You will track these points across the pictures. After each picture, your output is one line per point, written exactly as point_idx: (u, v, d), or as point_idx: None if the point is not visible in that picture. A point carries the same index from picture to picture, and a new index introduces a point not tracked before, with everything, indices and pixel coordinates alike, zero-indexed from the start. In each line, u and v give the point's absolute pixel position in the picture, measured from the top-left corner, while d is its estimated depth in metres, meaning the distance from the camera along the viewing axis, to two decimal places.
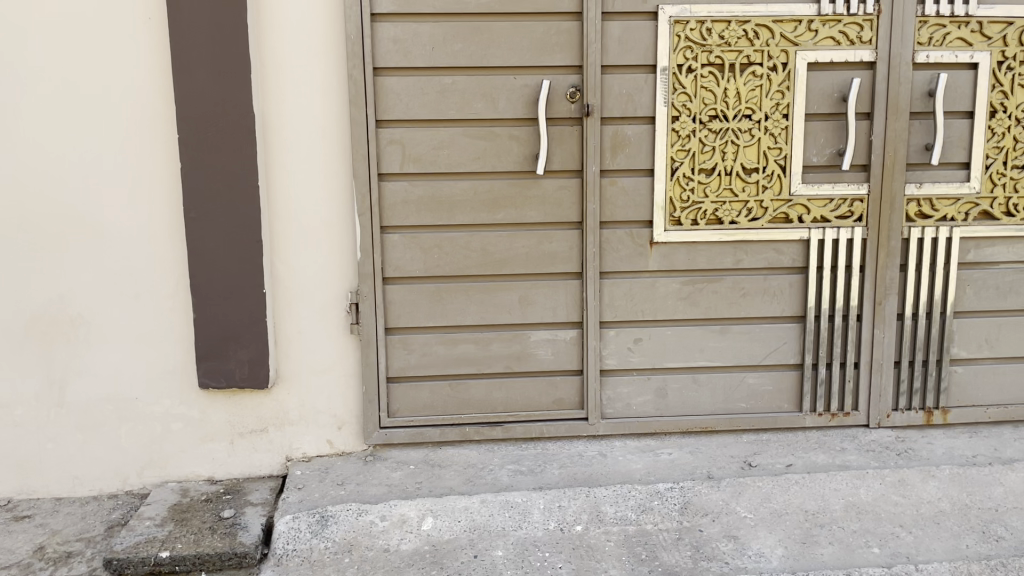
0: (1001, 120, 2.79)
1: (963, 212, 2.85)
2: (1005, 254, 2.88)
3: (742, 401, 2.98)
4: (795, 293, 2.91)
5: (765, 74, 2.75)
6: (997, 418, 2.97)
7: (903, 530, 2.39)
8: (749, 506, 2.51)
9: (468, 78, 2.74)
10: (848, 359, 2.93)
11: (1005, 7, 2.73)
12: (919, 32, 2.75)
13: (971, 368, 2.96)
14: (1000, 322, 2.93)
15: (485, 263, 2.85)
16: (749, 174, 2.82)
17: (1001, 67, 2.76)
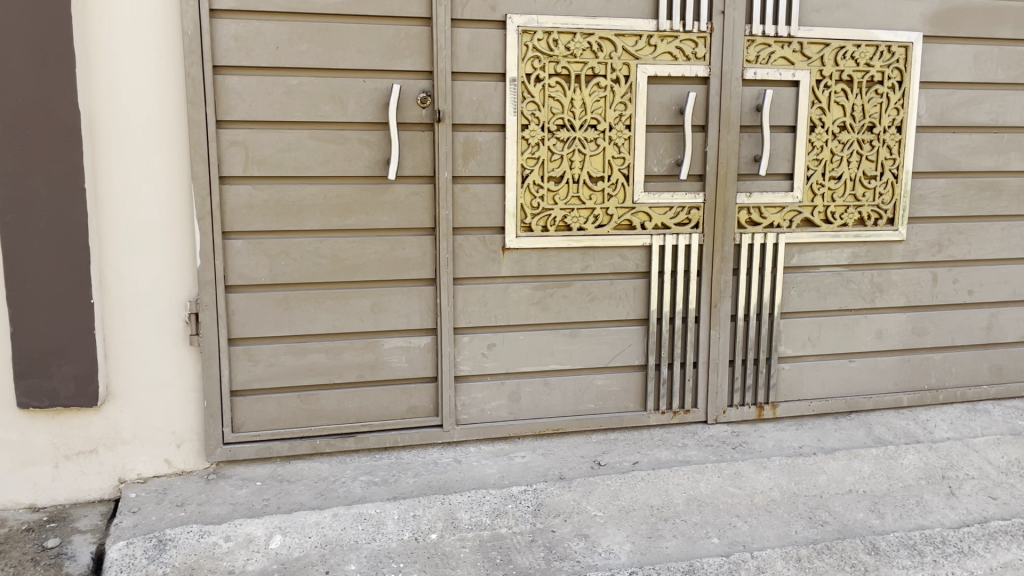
0: (819, 135, 3.01)
1: (788, 220, 3.05)
2: (824, 259, 3.12)
3: (592, 402, 3.06)
4: (639, 297, 3.02)
5: (609, 86, 2.84)
6: (820, 410, 3.21)
7: (739, 519, 2.53)
8: (599, 505, 2.58)
9: (315, 80, 2.66)
10: (687, 359, 3.08)
11: (822, 30, 2.94)
12: (747, 50, 2.92)
13: (797, 365, 3.18)
14: (821, 321, 3.16)
15: (334, 270, 2.78)
16: (595, 183, 2.91)
17: (819, 85, 2.98)
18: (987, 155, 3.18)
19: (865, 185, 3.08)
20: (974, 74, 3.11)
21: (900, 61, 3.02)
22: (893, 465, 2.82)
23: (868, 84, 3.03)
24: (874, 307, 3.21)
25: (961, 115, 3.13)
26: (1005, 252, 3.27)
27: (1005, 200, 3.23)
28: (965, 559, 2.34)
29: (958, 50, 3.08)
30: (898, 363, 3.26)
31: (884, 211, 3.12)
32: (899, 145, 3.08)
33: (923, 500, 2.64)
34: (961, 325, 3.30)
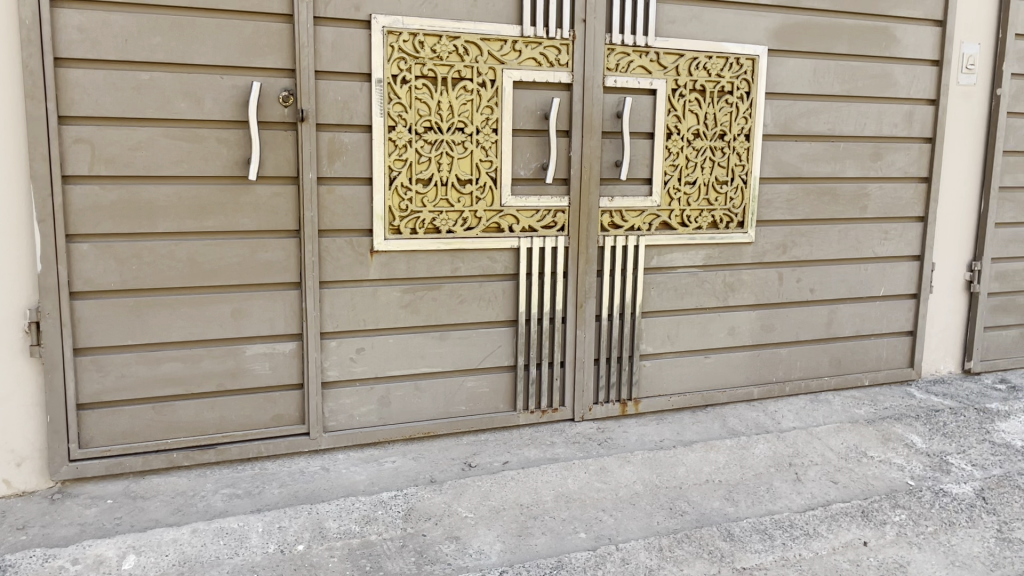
0: (675, 141, 3.15)
1: (647, 223, 3.18)
2: (681, 260, 3.26)
3: (462, 404, 3.07)
4: (508, 299, 3.06)
5: (475, 89, 2.86)
6: (678, 405, 3.35)
7: (605, 513, 2.57)
8: (469, 506, 2.58)
9: (168, 75, 2.54)
10: (555, 359, 3.14)
11: (676, 41, 3.08)
12: (607, 59, 3.01)
13: (657, 362, 3.30)
14: (679, 320, 3.30)
15: (191, 275, 2.65)
16: (463, 185, 2.92)
17: (674, 94, 3.12)
18: (826, 162, 3.42)
19: (717, 190, 3.25)
20: (814, 87, 3.34)
21: (748, 72, 3.20)
22: (745, 455, 2.97)
23: (719, 94, 3.19)
24: (727, 306, 3.38)
25: (803, 124, 3.35)
26: (842, 253, 3.53)
27: (841, 204, 3.48)
28: (810, 540, 2.44)
29: (799, 64, 3.29)
30: (749, 358, 3.46)
31: (734, 215, 3.30)
32: (748, 152, 3.26)
33: (772, 487, 2.76)
34: (804, 321, 3.53)
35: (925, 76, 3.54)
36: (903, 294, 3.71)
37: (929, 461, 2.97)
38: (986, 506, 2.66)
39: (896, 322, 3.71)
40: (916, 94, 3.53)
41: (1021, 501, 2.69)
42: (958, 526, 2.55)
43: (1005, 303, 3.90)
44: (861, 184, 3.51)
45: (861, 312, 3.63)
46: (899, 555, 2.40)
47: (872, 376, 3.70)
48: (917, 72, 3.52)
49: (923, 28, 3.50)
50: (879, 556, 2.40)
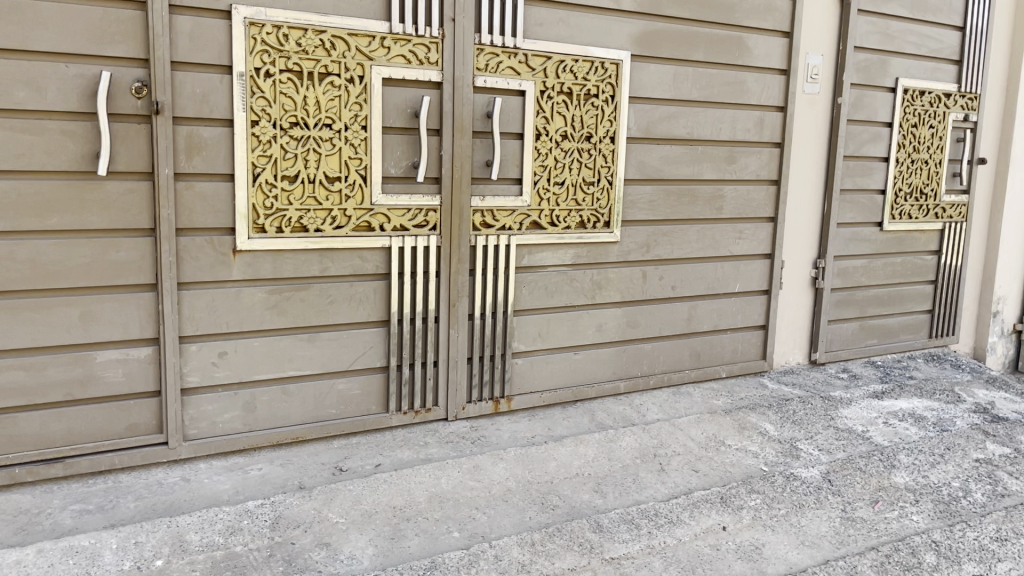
0: (544, 143, 3.20)
1: (518, 223, 3.21)
2: (551, 259, 3.32)
3: (332, 408, 3.00)
4: (379, 299, 3.01)
5: (343, 85, 2.80)
6: (549, 400, 3.41)
7: (478, 511, 2.58)
8: (340, 511, 2.52)
9: (5, 61, 2.34)
10: (427, 359, 3.12)
11: (544, 43, 3.13)
12: (477, 59, 3.02)
13: (529, 359, 3.35)
14: (549, 318, 3.36)
15: (33, 277, 2.46)
16: (332, 183, 2.85)
17: (543, 96, 3.16)
18: (686, 164, 3.57)
19: (585, 190, 3.33)
20: (674, 92, 3.47)
21: (612, 76, 3.30)
22: (613, 447, 3.06)
23: (586, 97, 3.26)
24: (595, 303, 3.47)
25: (664, 128, 3.48)
26: (701, 251, 3.69)
27: (699, 205, 3.64)
28: (674, 528, 2.54)
29: (659, 69, 3.42)
30: (616, 354, 3.56)
31: (602, 215, 3.39)
32: (613, 154, 3.36)
33: (638, 477, 2.85)
34: (667, 317, 3.67)
35: (775, 84, 3.76)
36: (756, 290, 3.92)
37: (781, 447, 3.15)
38: (831, 488, 2.86)
39: (750, 316, 3.93)
40: (767, 100, 3.75)
41: (862, 482, 2.91)
42: (807, 507, 2.73)
43: (846, 298, 4.20)
44: (717, 186, 3.68)
45: (719, 307, 3.82)
46: (755, 538, 2.54)
47: (729, 368, 3.90)
48: (768, 80, 3.73)
49: (773, 39, 3.71)
50: (736, 539, 2.53)
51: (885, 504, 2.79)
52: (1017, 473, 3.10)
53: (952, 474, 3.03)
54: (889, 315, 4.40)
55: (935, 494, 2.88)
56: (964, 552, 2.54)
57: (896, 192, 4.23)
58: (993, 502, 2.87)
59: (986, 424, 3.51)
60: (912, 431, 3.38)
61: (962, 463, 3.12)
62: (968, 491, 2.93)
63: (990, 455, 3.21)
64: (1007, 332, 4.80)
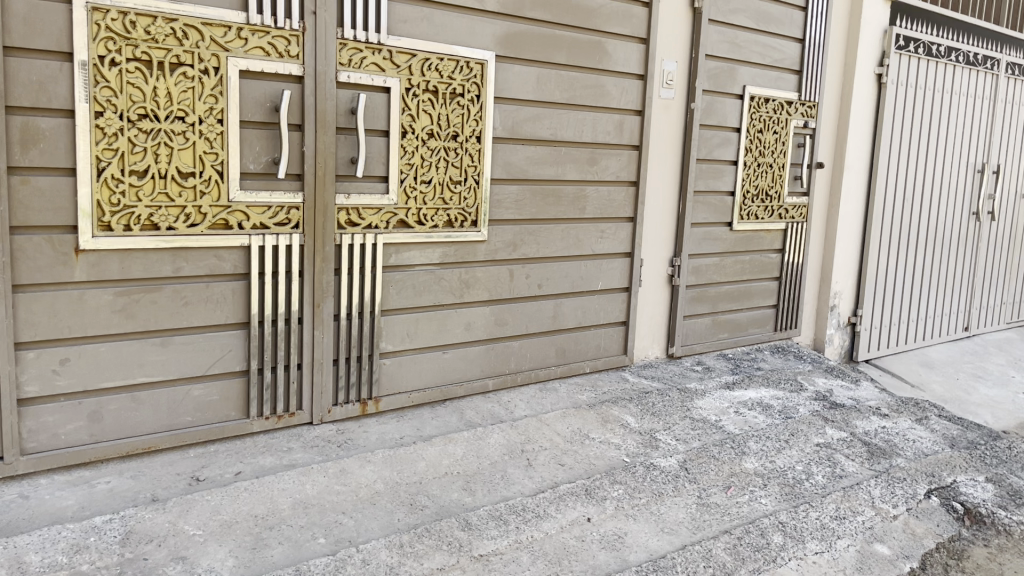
0: (410, 141, 3.18)
1: (384, 221, 3.17)
2: (418, 258, 3.30)
3: (188, 415, 2.86)
4: (239, 300, 2.90)
5: (197, 76, 2.67)
6: (417, 401, 3.39)
7: (345, 516, 2.52)
8: (197, 523, 2.40)
9: None
10: (291, 361, 3.03)
11: (409, 41, 3.10)
12: (340, 54, 2.95)
13: (397, 359, 3.31)
14: (417, 318, 3.34)
15: None
16: (185, 179, 2.71)
17: (408, 93, 3.14)
18: (549, 165, 3.63)
19: (452, 189, 3.33)
20: (538, 93, 3.53)
21: (477, 76, 3.31)
22: (481, 445, 3.07)
23: (452, 96, 3.26)
24: (462, 302, 3.47)
25: (529, 128, 3.53)
26: (565, 250, 3.77)
27: (563, 205, 3.72)
28: (541, 522, 2.58)
29: (523, 70, 3.47)
30: (484, 352, 3.58)
31: (469, 214, 3.40)
32: (479, 153, 3.37)
33: (506, 474, 2.88)
34: (533, 315, 3.73)
35: (633, 89, 3.89)
36: (617, 288, 4.05)
37: (641, 438, 3.27)
38: (688, 476, 2.99)
39: (612, 313, 4.05)
40: (626, 104, 3.88)
41: (716, 469, 3.07)
42: (666, 495, 2.84)
43: (700, 294, 4.41)
44: (580, 186, 3.78)
45: (582, 305, 3.92)
46: (617, 527, 2.63)
47: (593, 363, 4.01)
48: (627, 85, 3.86)
49: (631, 45, 3.84)
50: (600, 530, 2.60)
51: (737, 488, 2.95)
52: (853, 455, 3.37)
53: (796, 458, 3.25)
54: (740, 310, 4.65)
55: (781, 478, 3.08)
56: (807, 531, 2.73)
57: (745, 194, 4.48)
58: (832, 483, 3.10)
59: (825, 411, 3.79)
60: (760, 418, 3.59)
61: (804, 448, 3.35)
62: (810, 473, 3.15)
63: (829, 439, 3.47)
64: (842, 324, 5.19)
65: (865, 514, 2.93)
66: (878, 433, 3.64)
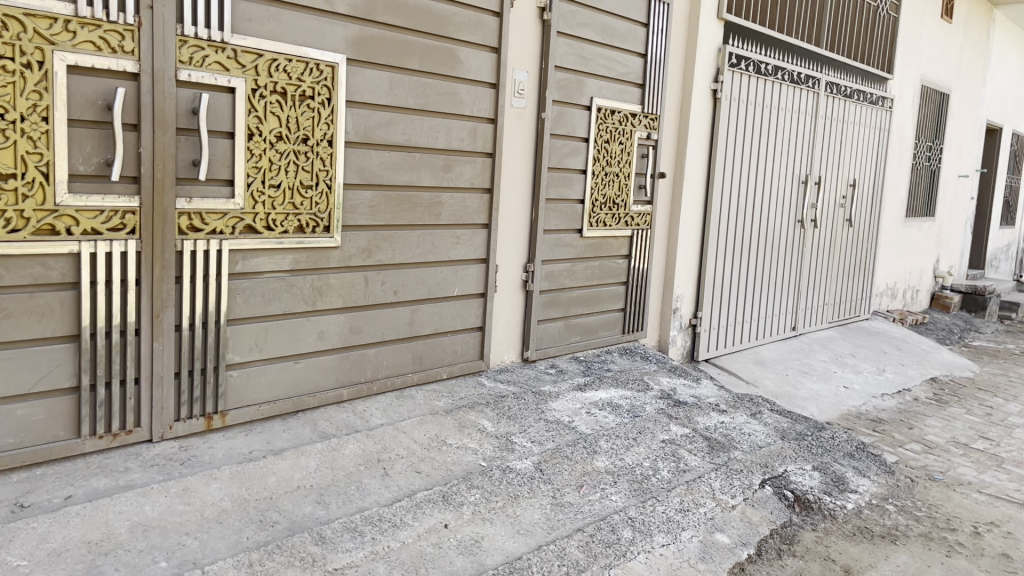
0: (257, 143, 3.07)
1: (230, 227, 3.03)
2: (267, 265, 3.18)
3: (9, 436, 2.63)
4: (69, 311, 2.69)
5: (18, 70, 2.47)
6: (268, 413, 3.26)
7: (189, 537, 2.40)
8: (22, 553, 2.20)
9: None
10: (128, 376, 2.84)
11: (255, 40, 2.99)
12: (179, 51, 2.80)
13: (244, 371, 3.18)
14: (266, 327, 3.22)
15: None
16: (5, 181, 2.50)
17: (254, 94, 3.02)
18: (403, 171, 3.61)
19: (302, 194, 3.23)
20: (390, 98, 3.50)
21: (328, 79, 3.24)
22: (336, 456, 3.00)
23: (301, 98, 3.18)
24: (314, 310, 3.38)
25: (381, 133, 3.49)
26: (420, 256, 3.76)
27: (417, 211, 3.71)
28: (397, 531, 2.55)
29: (375, 75, 3.43)
30: (337, 361, 3.50)
31: (320, 219, 3.32)
32: (331, 157, 3.30)
33: (361, 484, 2.83)
34: (387, 322, 3.69)
35: (485, 97, 3.94)
36: (472, 294, 4.08)
37: (497, 442, 3.30)
38: (543, 477, 3.05)
39: (467, 319, 4.07)
40: (479, 112, 3.91)
41: (569, 469, 3.15)
42: (522, 497, 2.89)
43: (552, 299, 4.51)
44: (434, 193, 3.77)
45: (437, 311, 3.91)
46: (474, 532, 2.64)
47: (449, 369, 4.00)
48: (479, 92, 3.90)
49: (483, 53, 3.88)
50: (457, 536, 2.61)
51: (589, 487, 3.05)
52: (695, 449, 3.56)
53: (643, 455, 3.39)
54: (591, 313, 4.80)
55: (630, 474, 3.20)
56: (654, 525, 2.88)
57: (593, 202, 4.63)
58: (676, 477, 3.26)
59: (670, 409, 3.97)
60: (610, 418, 3.72)
61: (651, 445, 3.50)
62: (657, 469, 3.30)
63: (673, 436, 3.64)
64: (684, 326, 5.45)
65: (706, 505, 3.12)
66: (718, 428, 3.86)
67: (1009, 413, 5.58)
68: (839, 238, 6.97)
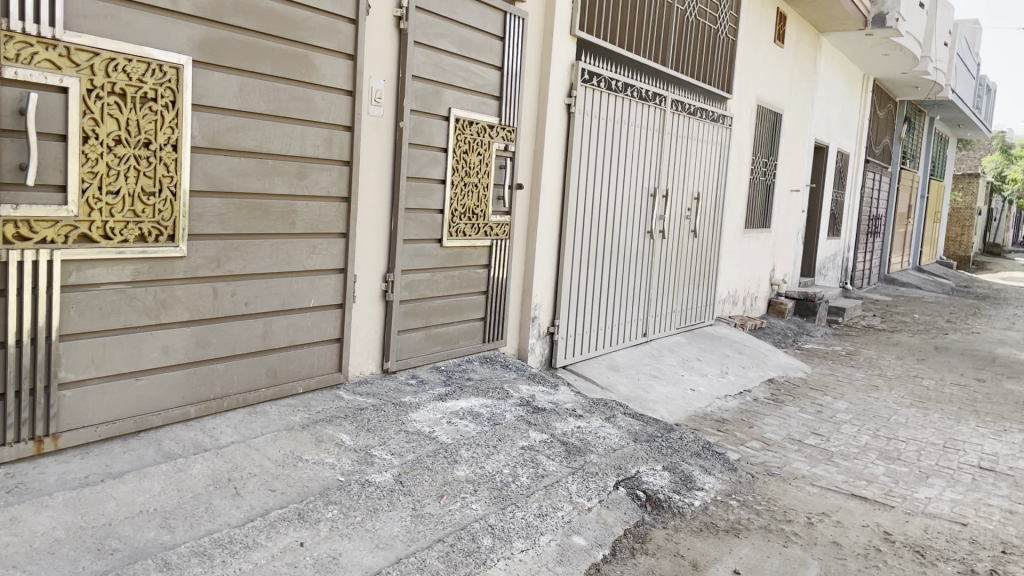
0: (93, 146, 2.88)
1: (62, 236, 2.83)
2: (105, 276, 2.99)
3: None
4: None
5: None
6: (107, 434, 3.04)
7: (16, 571, 2.20)
8: None
9: None
10: None
11: (90, 38, 2.81)
12: (4, 46, 2.60)
13: (79, 390, 2.96)
14: (104, 342, 3.02)
15: None
16: None
17: (90, 95, 2.84)
18: (255, 178, 3.49)
19: (144, 201, 3.06)
20: (240, 103, 3.38)
21: (172, 81, 3.09)
22: (182, 477, 2.84)
23: (142, 100, 3.01)
24: (158, 324, 3.21)
25: (231, 139, 3.37)
26: (273, 267, 3.65)
27: (270, 220, 3.59)
28: (250, 552, 2.46)
29: (224, 79, 3.30)
30: (184, 377, 3.32)
31: (164, 228, 3.15)
32: (175, 163, 3.15)
33: (211, 505, 2.70)
34: (238, 335, 3.55)
35: (341, 104, 3.87)
36: (329, 305, 3.99)
37: (356, 456, 3.23)
38: (403, 489, 3.03)
39: (324, 330, 3.98)
40: (334, 119, 3.84)
41: (429, 480, 3.13)
42: (381, 510, 2.85)
43: (412, 309, 4.48)
44: (288, 201, 3.67)
45: (292, 323, 3.80)
46: (331, 549, 2.58)
47: (305, 383, 3.89)
48: (335, 100, 3.84)
49: (338, 61, 3.82)
50: (313, 553, 2.54)
51: (449, 497, 3.05)
52: (553, 454, 3.64)
53: (503, 462, 3.43)
54: (451, 323, 4.80)
55: (490, 482, 3.24)
56: (513, 531, 2.94)
57: (453, 212, 4.65)
58: (535, 482, 3.33)
59: (528, 416, 4.03)
60: (470, 427, 3.73)
61: (511, 452, 3.54)
62: (516, 475, 3.35)
63: (532, 442, 3.71)
64: (543, 334, 5.56)
65: (564, 509, 3.21)
66: (575, 433, 3.96)
67: (837, 409, 6.04)
68: (685, 248, 7.33)
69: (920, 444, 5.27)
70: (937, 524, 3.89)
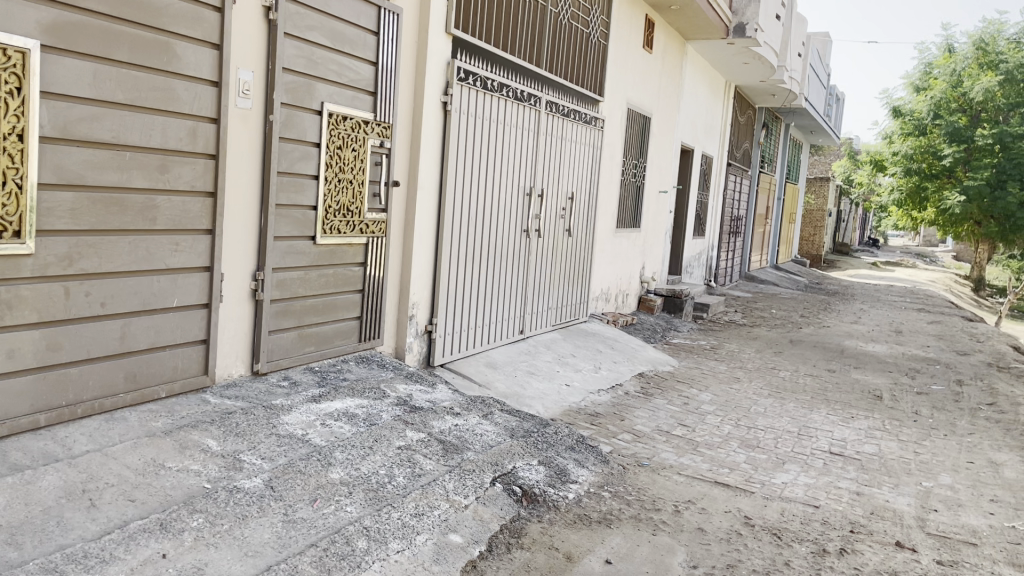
0: None
1: None
2: None
3: None
4: None
5: None
6: None
7: None
8: None
9: None
10: None
11: None
12: None
13: None
14: None
15: None
16: None
17: None
18: (110, 170, 3.30)
19: None
20: (94, 92, 3.19)
21: (17, 66, 2.88)
22: (30, 490, 2.64)
23: None
24: (2, 326, 2.98)
25: (84, 129, 3.17)
26: (131, 265, 3.46)
27: (128, 215, 3.41)
28: (106, 567, 2.32)
29: (77, 65, 3.11)
30: (32, 383, 3.10)
31: (8, 223, 2.92)
32: (21, 154, 2.93)
33: (62, 519, 2.53)
34: (93, 337, 3.34)
35: (206, 95, 3.72)
36: (194, 304, 3.82)
37: (223, 461, 3.11)
38: (273, 494, 2.94)
39: (188, 331, 3.81)
40: (198, 111, 3.69)
41: (302, 483, 3.06)
42: (250, 517, 2.76)
43: (284, 308, 4.36)
44: (148, 195, 3.49)
45: (153, 324, 3.62)
46: (196, 559, 2.48)
47: (169, 386, 3.71)
48: (198, 91, 3.68)
49: (202, 50, 3.67)
50: (177, 565, 2.43)
51: (323, 500, 2.99)
52: (430, 453, 3.63)
53: (379, 463, 3.39)
54: (325, 322, 4.70)
55: (365, 483, 3.20)
56: (389, 532, 2.92)
57: (327, 209, 4.56)
58: (411, 482, 3.32)
59: (405, 415, 4.00)
60: (346, 428, 3.67)
61: (387, 452, 3.50)
62: (392, 476, 3.32)
63: (409, 441, 3.68)
64: (420, 332, 5.52)
65: (440, 508, 3.21)
66: (452, 431, 3.96)
67: (702, 401, 6.32)
68: (560, 246, 7.47)
69: (777, 431, 5.59)
70: (792, 507, 4.14)
